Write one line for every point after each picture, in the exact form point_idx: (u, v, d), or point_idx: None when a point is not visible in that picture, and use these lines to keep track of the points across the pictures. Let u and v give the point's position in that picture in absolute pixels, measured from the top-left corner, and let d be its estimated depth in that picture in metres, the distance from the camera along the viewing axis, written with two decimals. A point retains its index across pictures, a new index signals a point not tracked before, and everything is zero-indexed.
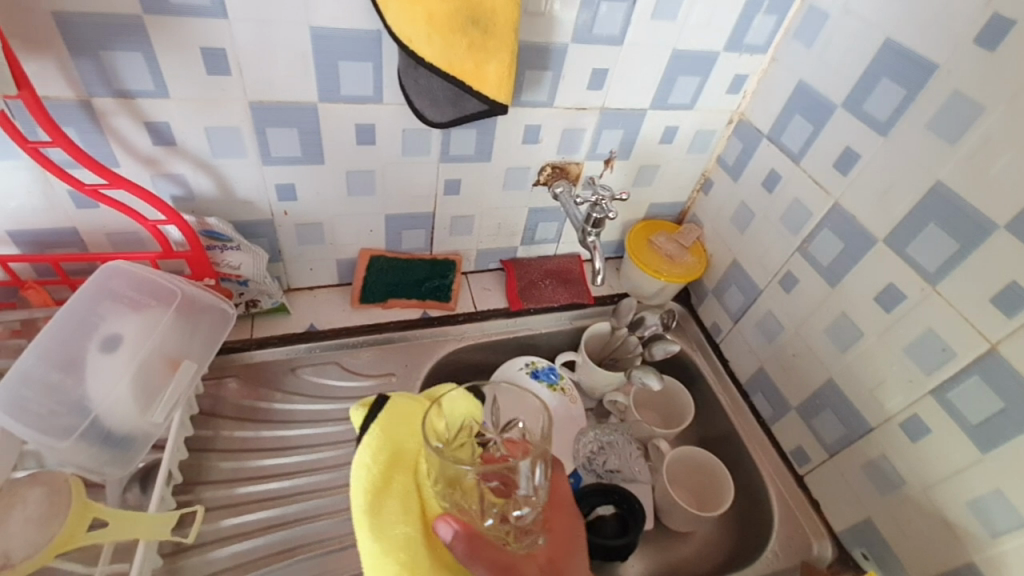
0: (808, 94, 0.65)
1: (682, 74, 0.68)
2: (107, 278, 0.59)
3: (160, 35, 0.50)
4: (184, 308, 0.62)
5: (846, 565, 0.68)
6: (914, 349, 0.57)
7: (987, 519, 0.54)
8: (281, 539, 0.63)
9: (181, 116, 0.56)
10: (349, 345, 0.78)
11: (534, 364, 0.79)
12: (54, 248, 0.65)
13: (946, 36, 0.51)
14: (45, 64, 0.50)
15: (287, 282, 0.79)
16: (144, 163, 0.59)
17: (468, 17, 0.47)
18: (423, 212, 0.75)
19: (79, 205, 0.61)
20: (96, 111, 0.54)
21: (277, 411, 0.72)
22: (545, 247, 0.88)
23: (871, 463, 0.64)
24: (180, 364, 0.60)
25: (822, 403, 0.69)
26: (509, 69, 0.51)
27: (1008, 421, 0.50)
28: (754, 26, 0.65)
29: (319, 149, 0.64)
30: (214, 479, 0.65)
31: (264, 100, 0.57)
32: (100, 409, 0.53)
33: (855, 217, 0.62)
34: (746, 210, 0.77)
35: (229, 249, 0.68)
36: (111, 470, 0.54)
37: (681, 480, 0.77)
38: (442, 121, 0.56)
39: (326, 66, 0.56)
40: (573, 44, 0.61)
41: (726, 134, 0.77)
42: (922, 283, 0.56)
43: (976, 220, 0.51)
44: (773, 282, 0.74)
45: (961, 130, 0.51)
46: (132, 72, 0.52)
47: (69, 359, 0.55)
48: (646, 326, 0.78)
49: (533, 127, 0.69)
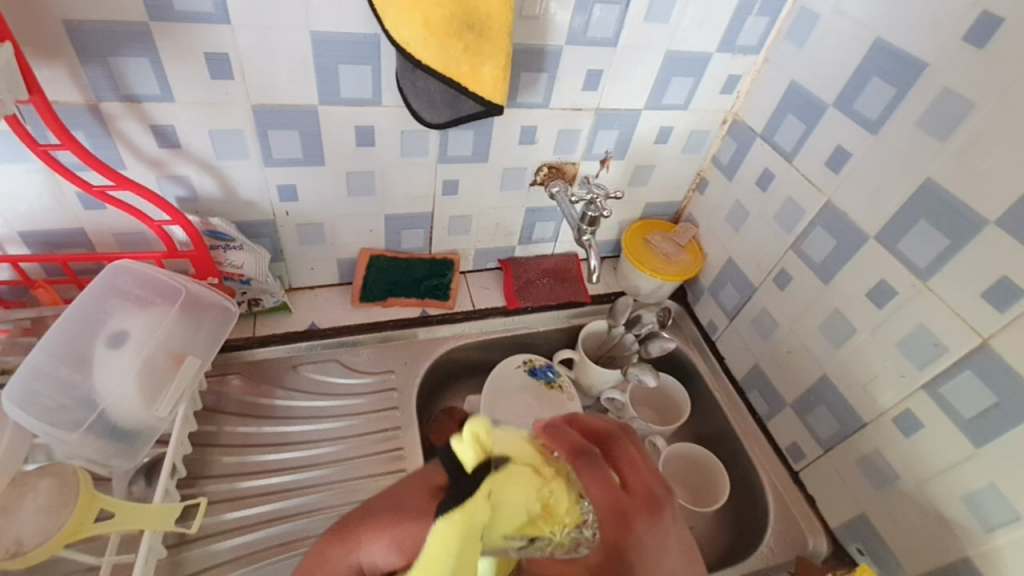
0: (800, 93, 0.66)
1: (676, 75, 0.69)
2: (114, 277, 0.61)
3: (165, 40, 0.52)
4: (188, 305, 0.63)
5: (841, 560, 0.68)
6: (907, 344, 0.58)
7: (982, 514, 0.54)
8: (282, 532, 0.64)
9: (186, 120, 0.58)
10: (349, 343, 0.79)
11: (533, 361, 0.82)
12: (63, 248, 0.66)
13: (936, 34, 0.52)
14: (55, 70, 0.51)
15: (288, 281, 0.80)
16: (150, 165, 0.61)
17: (463, 22, 0.48)
18: (423, 212, 0.76)
19: (88, 207, 0.63)
20: (104, 115, 0.55)
21: (278, 407, 0.73)
22: (543, 246, 0.89)
23: (865, 458, 0.64)
24: (184, 360, 0.61)
25: (816, 399, 0.70)
26: (504, 72, 0.52)
27: (1001, 415, 0.51)
28: (746, 27, 0.66)
29: (319, 151, 0.65)
30: (218, 474, 0.67)
31: (265, 104, 0.59)
32: (107, 404, 0.55)
33: (847, 214, 0.62)
34: (741, 209, 0.77)
35: (232, 249, 0.70)
36: (117, 462, 0.56)
37: (678, 477, 0.78)
38: (438, 123, 0.57)
39: (325, 70, 0.58)
40: (567, 46, 0.62)
41: (721, 134, 0.78)
42: (914, 280, 0.57)
43: (965, 215, 0.51)
44: (768, 280, 0.75)
45: (951, 128, 0.52)
46: (139, 77, 0.54)
47: (77, 354, 0.56)
48: (643, 324, 0.78)
49: (530, 128, 0.70)
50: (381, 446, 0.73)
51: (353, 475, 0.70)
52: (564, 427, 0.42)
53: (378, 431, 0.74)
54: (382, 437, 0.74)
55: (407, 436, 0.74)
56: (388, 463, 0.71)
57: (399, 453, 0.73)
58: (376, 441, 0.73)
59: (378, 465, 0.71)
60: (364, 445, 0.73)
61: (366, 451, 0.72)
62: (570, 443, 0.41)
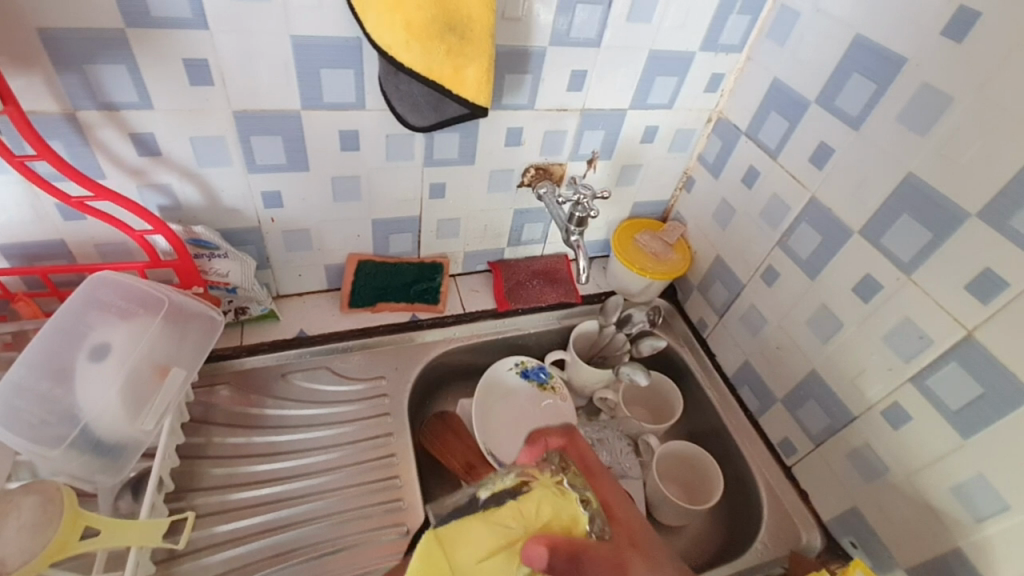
0: (782, 90, 0.67)
1: (660, 74, 0.69)
2: (96, 289, 0.60)
3: (142, 47, 0.51)
4: (172, 315, 0.62)
5: (835, 554, 0.68)
6: (893, 338, 0.58)
7: (971, 504, 0.54)
8: (273, 544, 0.63)
9: (166, 127, 0.57)
10: (339, 350, 0.79)
11: (525, 363, 0.83)
12: (44, 260, 0.65)
13: (913, 31, 0.52)
14: (30, 79, 0.50)
15: (275, 288, 0.80)
16: (130, 174, 0.60)
17: (445, 24, 0.48)
18: (411, 215, 0.76)
19: (67, 217, 0.61)
20: (82, 123, 0.54)
21: (268, 416, 0.72)
22: (532, 248, 0.89)
23: (856, 452, 0.65)
24: (169, 371, 0.60)
25: (806, 394, 0.70)
26: (487, 74, 0.52)
27: (988, 405, 0.51)
28: (729, 25, 0.67)
29: (303, 157, 0.64)
30: (207, 486, 0.66)
31: (247, 109, 0.58)
32: (89, 418, 0.54)
33: (832, 210, 0.63)
34: (727, 206, 0.78)
35: (217, 257, 0.69)
36: (102, 477, 0.55)
37: (671, 475, 0.78)
38: (424, 126, 0.57)
39: (307, 74, 0.57)
40: (551, 47, 0.62)
41: (706, 132, 0.79)
42: (899, 273, 0.57)
43: (948, 209, 0.52)
44: (756, 276, 0.75)
45: (931, 122, 0.52)
46: (116, 84, 0.53)
47: (58, 368, 0.55)
48: (633, 323, 0.79)
49: (516, 130, 0.70)
50: (374, 453, 0.72)
51: (345, 483, 0.69)
52: (549, 431, 0.62)
53: (370, 438, 0.73)
54: (374, 444, 0.73)
55: (399, 442, 0.73)
56: (380, 470, 0.71)
57: (391, 459, 0.72)
58: (369, 449, 0.72)
59: (370, 473, 0.70)
60: (357, 452, 0.72)
61: (359, 458, 0.71)
62: (551, 442, 0.60)
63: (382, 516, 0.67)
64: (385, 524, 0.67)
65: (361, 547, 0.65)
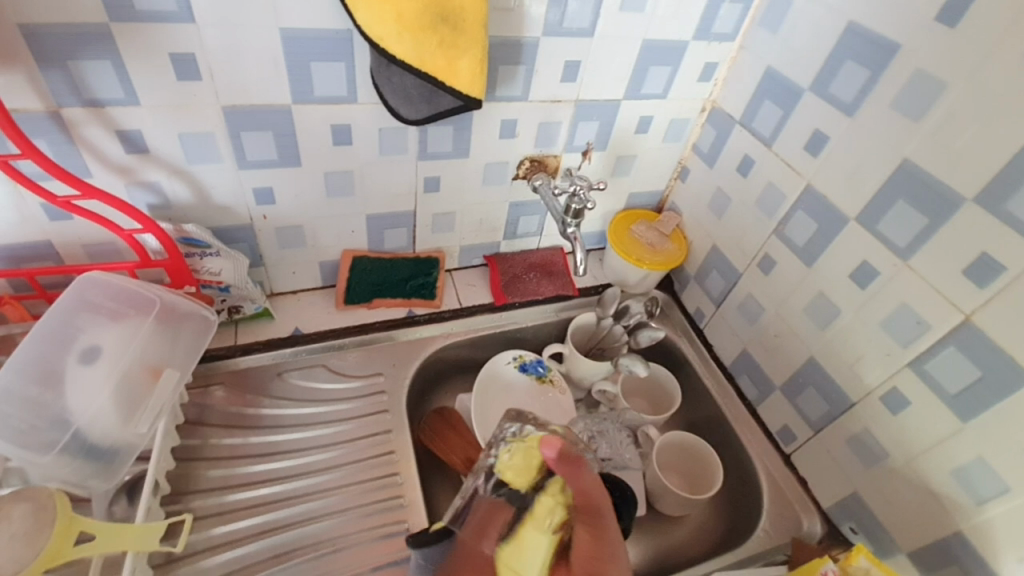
0: (778, 78, 0.66)
1: (654, 64, 0.69)
2: (84, 290, 0.59)
3: (126, 41, 0.50)
4: (164, 316, 0.61)
5: (835, 539, 0.69)
6: (890, 324, 0.59)
7: (970, 487, 0.54)
8: (272, 545, 0.62)
9: (153, 124, 0.56)
10: (335, 347, 0.78)
11: (523, 357, 0.83)
12: (31, 262, 0.64)
13: (907, 15, 0.52)
14: (13, 77, 0.49)
15: (269, 287, 0.79)
16: (117, 172, 0.59)
17: (437, 14, 0.47)
18: (405, 210, 0.75)
19: (53, 218, 0.60)
20: (66, 121, 0.53)
21: (265, 416, 0.71)
22: (528, 241, 0.88)
23: (855, 438, 0.65)
24: (162, 373, 0.59)
25: (804, 381, 0.70)
26: (481, 64, 0.51)
27: (985, 387, 0.51)
28: (722, 13, 0.66)
29: (295, 151, 0.63)
30: (205, 488, 0.65)
31: (236, 104, 0.57)
32: (81, 422, 0.52)
33: (828, 198, 0.63)
34: (722, 196, 0.78)
35: (209, 256, 0.68)
36: (95, 482, 0.53)
37: (671, 465, 0.78)
38: (416, 118, 0.56)
39: (298, 68, 0.56)
40: (544, 38, 0.62)
41: (700, 122, 0.79)
42: (895, 259, 0.57)
43: (943, 194, 0.52)
44: (752, 265, 0.75)
45: (926, 107, 0.52)
46: (100, 80, 0.51)
47: (48, 373, 0.54)
48: (632, 315, 0.79)
49: (510, 122, 0.69)
50: (372, 450, 0.72)
51: (345, 482, 0.69)
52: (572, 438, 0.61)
53: (369, 436, 0.73)
54: (373, 442, 0.72)
55: (398, 438, 0.73)
56: (379, 468, 0.70)
57: (391, 456, 0.71)
58: (368, 446, 0.72)
59: (370, 470, 0.70)
60: (356, 450, 0.71)
61: (358, 456, 0.71)
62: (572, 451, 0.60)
63: (382, 514, 0.67)
64: (385, 522, 0.66)
65: (362, 546, 0.64)
